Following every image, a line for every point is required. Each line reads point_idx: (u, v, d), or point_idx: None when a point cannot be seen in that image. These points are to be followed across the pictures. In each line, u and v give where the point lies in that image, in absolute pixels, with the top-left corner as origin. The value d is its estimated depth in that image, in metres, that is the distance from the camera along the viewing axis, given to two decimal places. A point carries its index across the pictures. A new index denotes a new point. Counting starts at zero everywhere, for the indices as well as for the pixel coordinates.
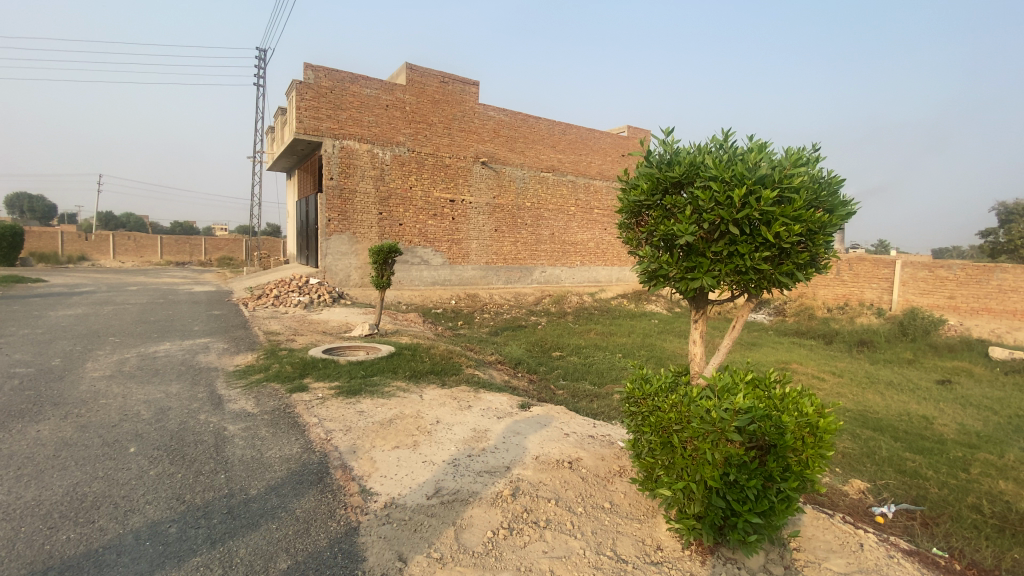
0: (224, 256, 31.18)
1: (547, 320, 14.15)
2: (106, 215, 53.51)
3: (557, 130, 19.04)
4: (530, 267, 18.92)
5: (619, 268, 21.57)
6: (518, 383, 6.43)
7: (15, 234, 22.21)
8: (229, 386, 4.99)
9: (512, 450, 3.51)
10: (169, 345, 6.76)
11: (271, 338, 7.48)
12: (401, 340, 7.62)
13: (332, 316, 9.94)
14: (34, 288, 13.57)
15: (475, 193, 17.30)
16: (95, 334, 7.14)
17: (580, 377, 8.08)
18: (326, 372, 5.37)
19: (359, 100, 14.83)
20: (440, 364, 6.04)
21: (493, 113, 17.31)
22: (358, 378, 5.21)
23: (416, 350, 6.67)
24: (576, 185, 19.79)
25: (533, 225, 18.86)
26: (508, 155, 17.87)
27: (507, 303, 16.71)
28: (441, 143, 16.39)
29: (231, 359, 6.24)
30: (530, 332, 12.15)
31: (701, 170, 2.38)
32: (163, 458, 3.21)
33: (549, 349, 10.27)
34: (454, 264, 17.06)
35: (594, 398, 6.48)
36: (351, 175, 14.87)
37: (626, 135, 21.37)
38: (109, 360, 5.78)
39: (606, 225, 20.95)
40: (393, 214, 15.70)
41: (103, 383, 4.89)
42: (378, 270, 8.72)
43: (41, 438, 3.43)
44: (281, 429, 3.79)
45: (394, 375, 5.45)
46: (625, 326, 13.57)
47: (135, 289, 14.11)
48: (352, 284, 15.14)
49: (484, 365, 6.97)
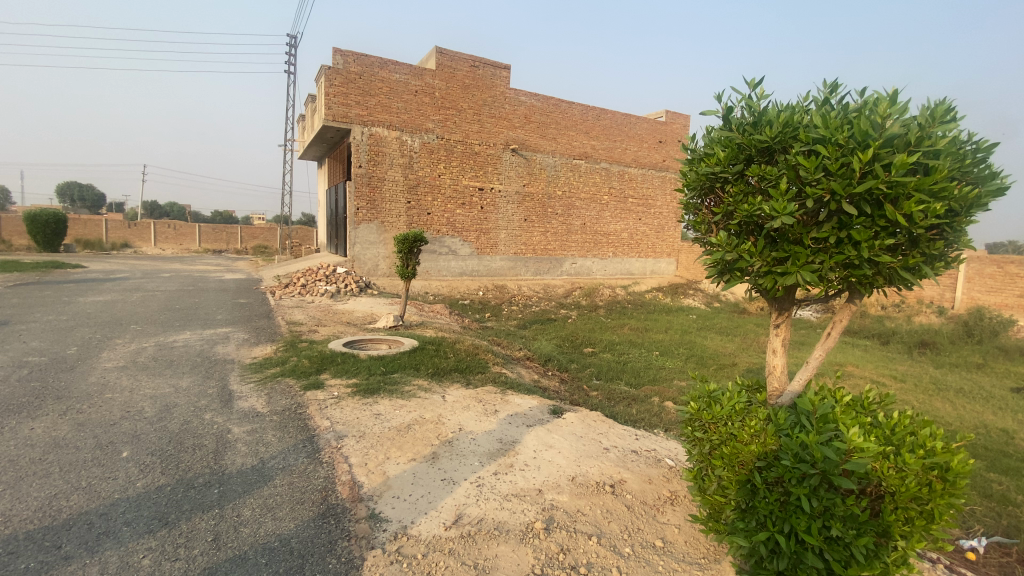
0: (260, 245, 31.69)
1: (578, 314, 13.59)
2: (150, 205, 55.65)
3: (590, 116, 18.29)
4: (561, 258, 18.33)
5: (654, 261, 20.71)
6: (549, 383, 5.97)
7: (59, 221, 23.08)
8: (242, 381, 4.68)
9: (545, 469, 3.03)
10: (189, 335, 6.58)
11: (293, 328, 7.22)
12: (425, 334, 7.24)
13: (358, 307, 9.67)
14: (73, 273, 13.87)
15: (505, 182, 16.78)
16: (119, 322, 7.05)
17: (615, 378, 7.53)
18: (345, 368, 5.02)
19: (388, 86, 14.51)
20: (467, 361, 5.61)
21: (525, 98, 16.72)
22: (379, 376, 4.83)
23: (441, 345, 6.26)
24: (609, 173, 19.01)
25: (564, 215, 18.23)
26: (539, 142, 17.26)
27: (536, 296, 16.25)
28: (471, 129, 15.93)
29: (249, 350, 5.98)
30: (560, 326, 11.64)
31: (799, 129, 1.84)
32: (154, 466, 2.88)
33: (581, 344, 9.75)
34: (483, 254, 16.65)
35: (631, 402, 5.95)
36: (380, 163, 14.60)
37: (663, 121, 20.40)
38: (126, 350, 5.59)
39: (640, 215, 20.10)
40: (421, 203, 15.38)
41: (114, 375, 4.68)
42: (403, 260, 8.34)
43: (32, 439, 3.16)
44: (290, 434, 3.42)
45: (417, 372, 5.05)
46: (662, 322, 12.89)
47: (168, 276, 14.28)
48: (380, 274, 14.96)
49: (513, 363, 6.52)
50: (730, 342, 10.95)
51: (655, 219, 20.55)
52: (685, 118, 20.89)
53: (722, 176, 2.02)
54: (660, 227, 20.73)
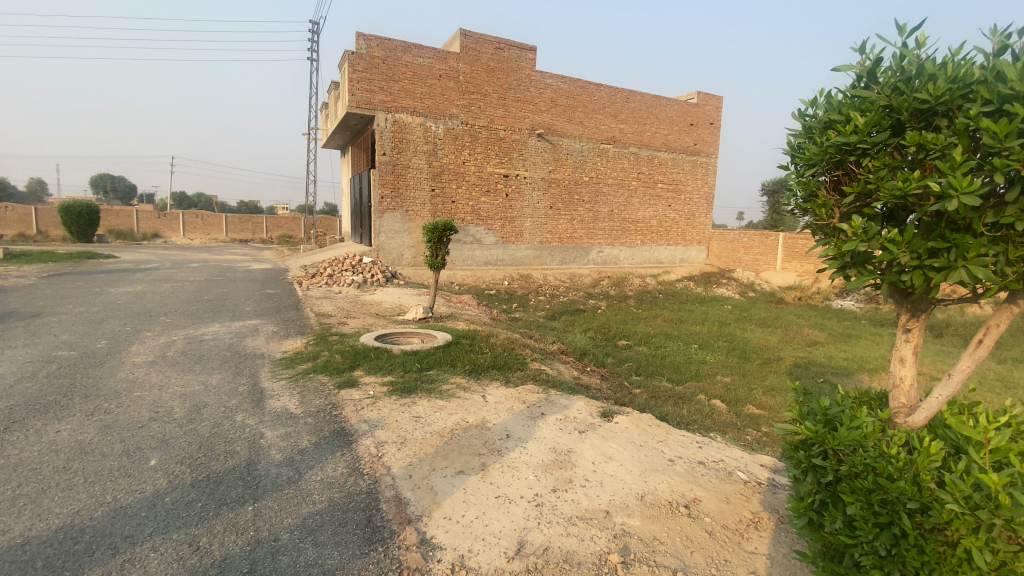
0: (285, 234, 31.85)
1: (608, 304, 13.17)
2: (179, 196, 56.78)
3: (619, 98, 17.66)
4: (587, 247, 17.82)
5: (684, 249, 20.02)
6: (590, 380, 5.62)
7: (92, 212, 23.56)
8: (273, 378, 4.46)
9: (608, 486, 2.70)
10: (218, 327, 6.43)
11: (322, 320, 7.02)
12: (457, 327, 6.95)
13: (385, 297, 9.44)
14: (104, 264, 14.01)
15: (531, 168, 16.32)
16: (149, 314, 6.95)
17: (656, 374, 7.14)
18: (379, 364, 4.76)
19: (412, 71, 14.18)
20: (505, 357, 5.29)
21: (551, 81, 16.19)
22: (416, 373, 4.55)
23: (476, 338, 5.96)
24: (638, 158, 18.37)
25: (591, 201, 17.68)
26: (566, 126, 16.73)
27: (563, 285, 15.87)
28: (496, 114, 15.51)
29: (279, 344, 5.78)
30: (590, 317, 11.26)
31: (977, 87, 1.51)
32: (184, 477, 2.64)
33: (615, 337, 9.36)
34: (508, 243, 16.29)
35: (678, 402, 5.58)
36: (404, 150, 14.33)
37: (695, 103, 19.59)
38: (155, 344, 5.44)
39: (670, 201, 19.43)
40: (445, 190, 15.06)
41: (143, 371, 4.50)
42: (432, 249, 8.05)
43: (56, 444, 2.97)
44: (327, 439, 3.16)
45: (454, 369, 4.75)
46: (696, 313, 12.38)
47: (196, 266, 14.34)
48: (405, 264, 14.76)
49: (550, 358, 6.19)
50: (771, 335, 10.41)
51: (685, 205, 19.85)
52: (718, 100, 20.04)
53: (864, 146, 1.69)
54: (690, 214, 20.03)
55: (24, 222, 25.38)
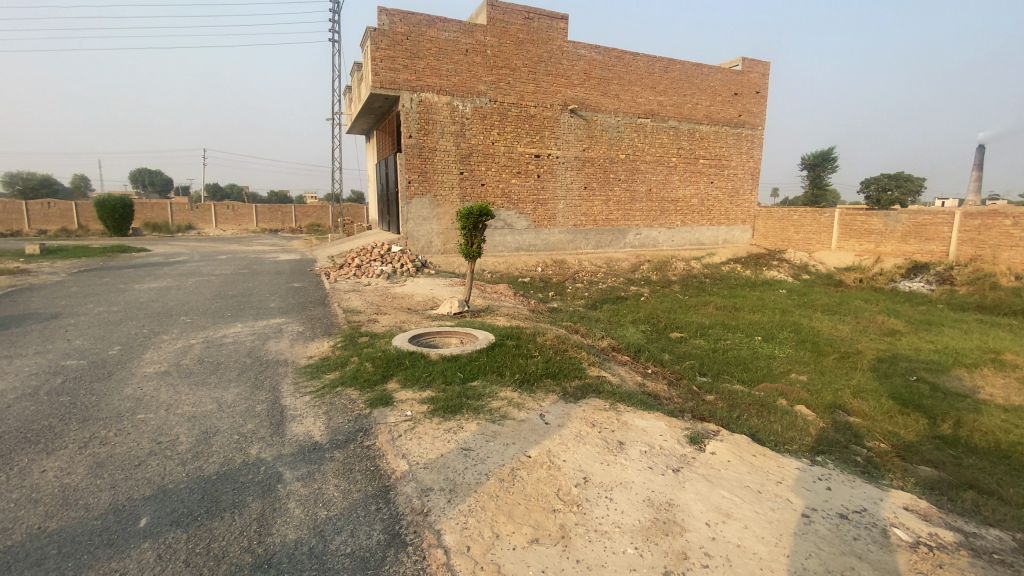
0: (314, 222, 31.68)
1: (651, 291, 12.28)
2: (213, 187, 57.84)
3: (657, 68, 16.46)
4: (624, 229, 16.79)
5: (728, 229, 18.75)
6: (657, 386, 4.85)
7: (126, 206, 23.84)
8: (295, 394, 3.84)
9: (740, 567, 1.97)
10: (241, 328, 5.90)
11: (351, 317, 6.44)
12: (497, 323, 6.25)
13: (415, 290, 8.80)
14: (134, 258, 13.86)
15: (564, 146, 15.36)
16: (169, 313, 6.50)
17: (722, 375, 6.29)
18: (415, 374, 4.08)
19: (437, 46, 13.38)
20: (560, 362, 4.55)
21: (584, 51, 15.14)
22: (459, 386, 3.86)
23: (522, 338, 5.22)
24: (678, 132, 17.16)
25: (628, 180, 16.59)
26: (601, 101, 15.65)
27: (600, 271, 15.02)
28: (526, 89, 14.57)
29: (305, 347, 5.20)
30: (636, 307, 10.40)
31: None
32: (179, 549, 2.02)
33: (668, 329, 8.51)
34: (540, 227, 15.45)
35: (759, 413, 4.74)
36: (431, 132, 13.61)
37: (739, 70, 18.18)
38: (171, 349, 4.93)
39: (713, 177, 18.15)
40: (474, 173, 14.28)
41: (152, 385, 3.96)
42: (466, 237, 7.28)
43: (31, 493, 2.40)
44: (360, 486, 2.51)
45: (502, 380, 4.02)
46: (751, 300, 11.38)
47: (225, 258, 14.07)
48: (434, 251, 14.16)
49: (606, 359, 5.42)
50: (841, 324, 9.37)
51: (729, 181, 18.53)
52: (765, 66, 18.52)
53: None
54: (734, 191, 18.71)
55: (65, 217, 26.01)
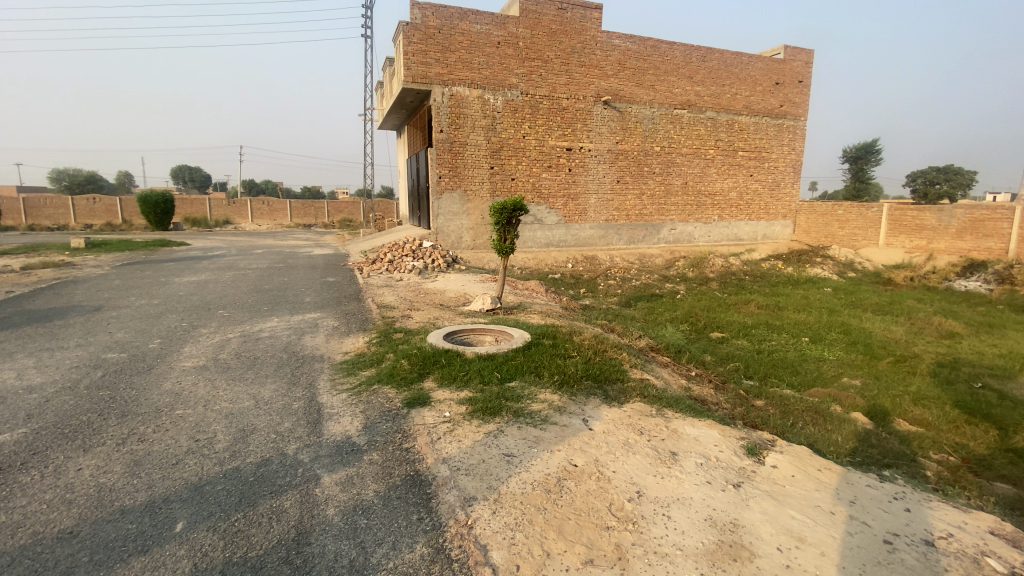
0: (345, 217, 32.14)
1: (687, 289, 11.89)
2: (249, 183, 59.44)
3: (694, 57, 15.94)
4: (658, 225, 16.35)
5: (767, 224, 18.04)
6: (702, 390, 4.61)
7: (167, 201, 24.65)
8: (332, 391, 3.77)
9: None
10: (276, 322, 5.92)
11: (384, 313, 6.38)
12: (531, 320, 6.09)
13: (447, 285, 8.71)
14: (175, 252, 14.29)
15: (596, 139, 15.02)
16: (207, 307, 6.58)
17: (768, 379, 5.97)
18: (452, 372, 3.95)
19: (469, 39, 13.25)
20: (600, 363, 4.35)
21: (619, 41, 14.76)
22: (498, 386, 3.71)
23: (559, 336, 5.04)
24: (716, 123, 16.58)
25: (663, 174, 16.13)
26: (635, 92, 15.24)
27: (632, 268, 14.66)
28: (558, 81, 14.30)
29: (339, 343, 5.16)
30: (672, 305, 10.06)
31: None
32: (216, 558, 1.94)
33: (707, 328, 8.18)
34: (571, 222, 15.18)
35: (814, 421, 4.44)
36: (462, 126, 13.51)
37: (781, 58, 17.43)
38: (209, 344, 4.96)
39: (751, 170, 17.48)
40: (505, 167, 14.12)
41: (190, 380, 3.97)
42: (499, 232, 7.10)
43: (69, 492, 2.38)
44: (400, 493, 2.39)
45: (541, 381, 3.85)
46: (794, 299, 10.87)
47: (260, 253, 14.35)
48: (464, 247, 14.09)
49: (647, 360, 5.19)
50: (894, 325, 8.83)
51: (769, 175, 17.82)
52: (809, 53, 17.71)
53: None
54: (774, 185, 17.99)
55: (110, 212, 27.12)
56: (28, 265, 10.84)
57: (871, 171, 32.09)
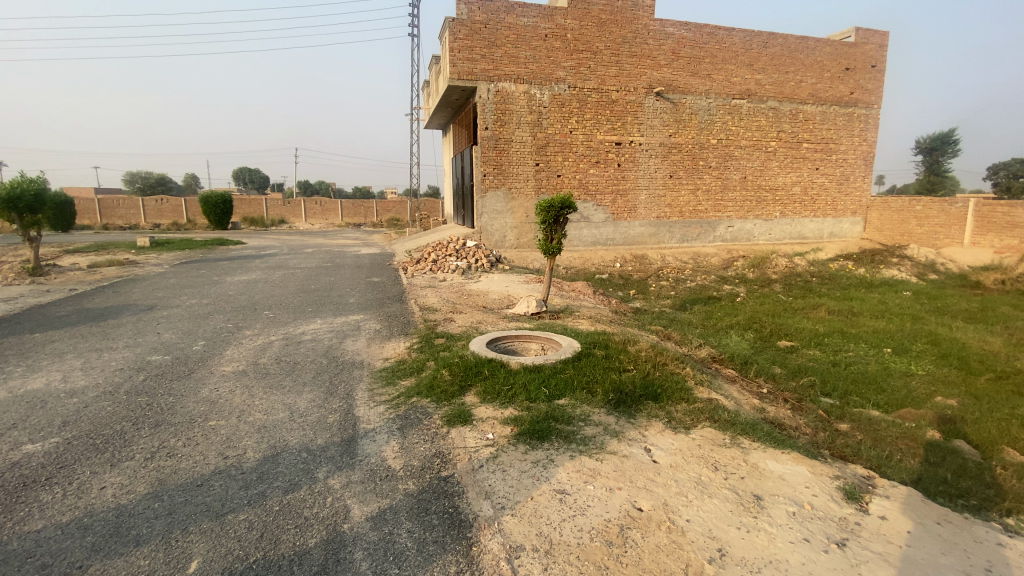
0: (393, 216, 32.66)
1: (747, 291, 11.09)
2: (304, 183, 61.78)
3: (755, 43, 14.95)
4: (713, 222, 15.46)
5: (834, 221, 16.73)
6: (777, 412, 4.07)
7: (227, 202, 25.83)
8: (370, 403, 3.53)
9: None
10: (319, 324, 5.81)
11: (427, 316, 6.16)
12: (580, 326, 5.68)
13: (491, 286, 8.43)
14: (232, 251, 14.82)
15: (647, 133, 14.34)
16: (254, 307, 6.58)
17: (849, 397, 5.30)
18: (495, 386, 3.61)
19: (515, 33, 12.94)
20: (661, 380, 3.89)
21: (673, 29, 14.02)
22: (546, 404, 3.34)
23: (612, 346, 4.62)
24: (778, 114, 15.51)
25: (719, 168, 15.23)
26: (690, 82, 14.45)
27: (685, 268, 13.91)
28: (607, 74, 13.73)
29: (380, 347, 4.96)
30: (731, 309, 9.36)
31: None
32: None
33: (772, 336, 7.48)
34: (619, 220, 14.57)
35: (912, 450, 3.82)
36: (507, 122, 13.21)
37: (852, 41, 16.09)
38: (251, 346, 4.88)
39: (817, 163, 16.24)
40: (551, 164, 13.70)
41: (228, 386, 3.85)
42: (546, 231, 6.68)
43: (87, 516, 2.25)
44: (437, 536, 2.08)
45: (594, 400, 3.46)
46: (870, 304, 9.89)
47: (310, 252, 14.64)
48: (508, 246, 13.80)
49: (711, 374, 4.67)
50: (994, 335, 7.78)
51: (837, 168, 16.50)
52: (885, 34, 16.25)
53: None
54: (843, 178, 16.64)
55: (177, 212, 28.77)
56: (97, 263, 11.46)
57: (948, 162, 29.39)
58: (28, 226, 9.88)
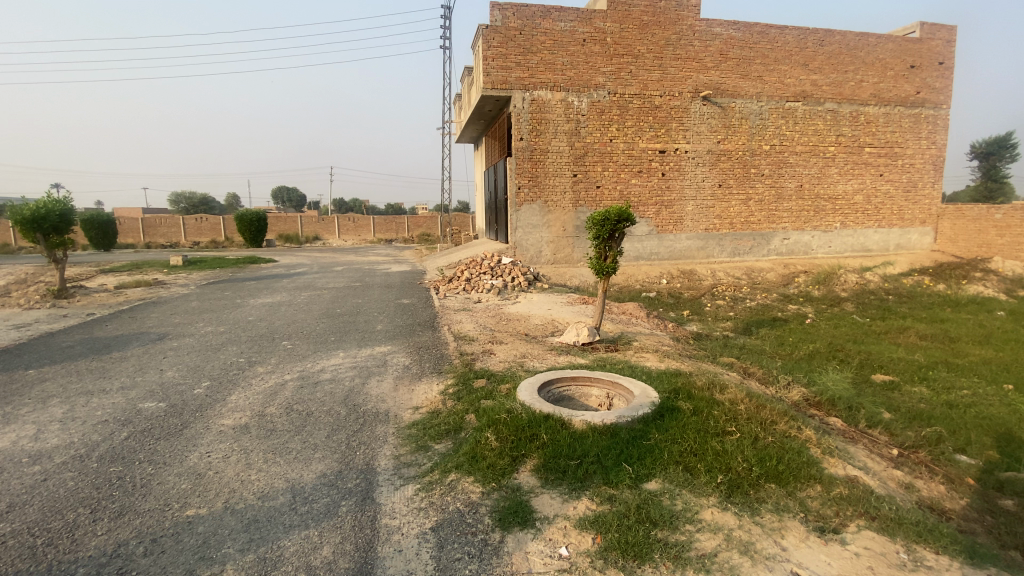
0: (424, 232, 32.29)
1: (815, 312, 9.86)
2: (338, 201, 62.88)
3: (810, 41, 13.82)
4: (766, 234, 14.22)
5: (902, 232, 15.22)
6: (934, 494, 3.04)
7: (262, 219, 26.02)
8: (395, 482, 2.70)
9: None
10: (341, 358, 5.08)
11: (463, 348, 5.34)
12: (646, 363, 4.74)
13: (531, 310, 7.56)
14: (262, 270, 14.51)
15: (694, 139, 13.33)
16: (271, 337, 5.91)
17: (996, 456, 4.18)
18: (561, 460, 2.72)
19: (552, 39, 12.25)
20: (777, 449, 2.94)
21: (720, 29, 13.09)
22: (634, 494, 2.45)
23: (699, 396, 3.67)
24: (837, 116, 14.26)
25: (772, 176, 14.04)
26: (739, 85, 13.43)
27: (738, 285, 12.74)
28: (650, 78, 12.85)
29: (411, 390, 4.16)
30: (804, 334, 8.19)
31: None
32: None
33: (865, 371, 6.34)
34: (663, 233, 13.53)
35: None
36: (543, 132, 12.49)
37: (918, 37, 14.71)
38: (260, 389, 4.15)
39: (881, 169, 14.83)
40: (589, 174, 12.84)
41: (223, 448, 3.09)
42: (598, 249, 5.80)
43: None
44: None
45: (698, 486, 2.55)
46: (968, 328, 8.52)
47: (340, 270, 14.15)
48: (544, 262, 12.96)
49: (826, 431, 3.65)
50: None
51: (904, 174, 15.03)
52: (954, 28, 14.82)
53: None
54: (910, 185, 15.14)
55: (215, 230, 29.30)
56: (125, 283, 11.21)
57: (1006, 167, 26.58)
58: (53, 247, 9.58)
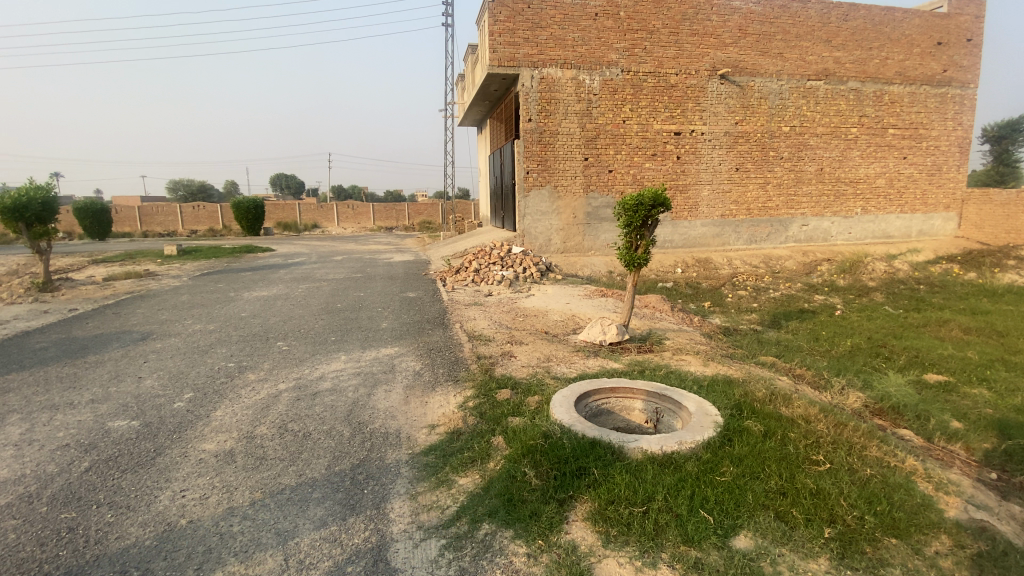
0: (425, 220, 31.59)
1: (845, 304, 9.27)
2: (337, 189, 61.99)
3: (834, 16, 13.04)
4: (785, 221, 13.58)
5: (924, 217, 14.58)
6: None
7: (259, 206, 25.30)
8: (413, 535, 2.15)
9: None
10: (342, 363, 4.51)
11: (479, 350, 4.77)
12: (690, 368, 4.17)
13: (548, 304, 6.99)
14: (259, 259, 13.89)
15: (710, 120, 12.63)
16: (265, 337, 5.35)
17: None
18: (621, 507, 2.16)
19: (562, 13, 11.50)
20: (882, 486, 2.40)
21: (739, 3, 12.33)
22: (724, 560, 1.90)
23: (765, 412, 3.11)
24: (860, 96, 13.53)
25: (791, 159, 13.35)
26: (759, 62, 12.70)
27: (758, 274, 12.16)
28: (666, 55, 12.11)
29: (423, 403, 3.60)
30: (840, 328, 7.62)
31: None
32: None
33: (917, 371, 5.78)
34: (678, 219, 12.92)
35: None
36: (553, 113, 11.79)
37: (946, 11, 13.90)
38: (251, 403, 3.59)
39: (906, 152, 14.12)
40: (601, 158, 12.17)
41: (200, 486, 2.53)
42: (627, 237, 5.22)
43: None
44: None
45: (801, 544, 2.01)
46: (1011, 320, 7.96)
47: (341, 260, 13.54)
48: (554, 250, 12.35)
49: (916, 454, 3.10)
50: None
51: (928, 157, 14.33)
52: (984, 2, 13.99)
53: None
54: (935, 168, 14.46)
55: (212, 218, 28.62)
56: (113, 275, 10.61)
57: (1018, 149, 25.65)
58: (37, 238, 9.00)
